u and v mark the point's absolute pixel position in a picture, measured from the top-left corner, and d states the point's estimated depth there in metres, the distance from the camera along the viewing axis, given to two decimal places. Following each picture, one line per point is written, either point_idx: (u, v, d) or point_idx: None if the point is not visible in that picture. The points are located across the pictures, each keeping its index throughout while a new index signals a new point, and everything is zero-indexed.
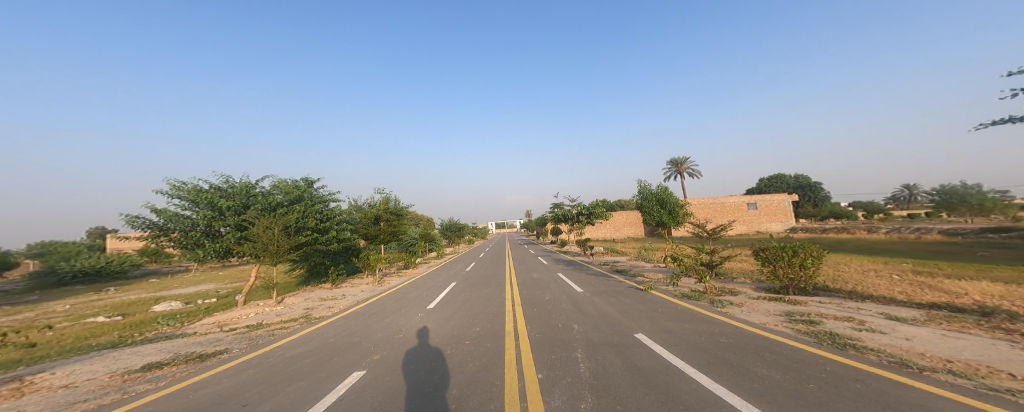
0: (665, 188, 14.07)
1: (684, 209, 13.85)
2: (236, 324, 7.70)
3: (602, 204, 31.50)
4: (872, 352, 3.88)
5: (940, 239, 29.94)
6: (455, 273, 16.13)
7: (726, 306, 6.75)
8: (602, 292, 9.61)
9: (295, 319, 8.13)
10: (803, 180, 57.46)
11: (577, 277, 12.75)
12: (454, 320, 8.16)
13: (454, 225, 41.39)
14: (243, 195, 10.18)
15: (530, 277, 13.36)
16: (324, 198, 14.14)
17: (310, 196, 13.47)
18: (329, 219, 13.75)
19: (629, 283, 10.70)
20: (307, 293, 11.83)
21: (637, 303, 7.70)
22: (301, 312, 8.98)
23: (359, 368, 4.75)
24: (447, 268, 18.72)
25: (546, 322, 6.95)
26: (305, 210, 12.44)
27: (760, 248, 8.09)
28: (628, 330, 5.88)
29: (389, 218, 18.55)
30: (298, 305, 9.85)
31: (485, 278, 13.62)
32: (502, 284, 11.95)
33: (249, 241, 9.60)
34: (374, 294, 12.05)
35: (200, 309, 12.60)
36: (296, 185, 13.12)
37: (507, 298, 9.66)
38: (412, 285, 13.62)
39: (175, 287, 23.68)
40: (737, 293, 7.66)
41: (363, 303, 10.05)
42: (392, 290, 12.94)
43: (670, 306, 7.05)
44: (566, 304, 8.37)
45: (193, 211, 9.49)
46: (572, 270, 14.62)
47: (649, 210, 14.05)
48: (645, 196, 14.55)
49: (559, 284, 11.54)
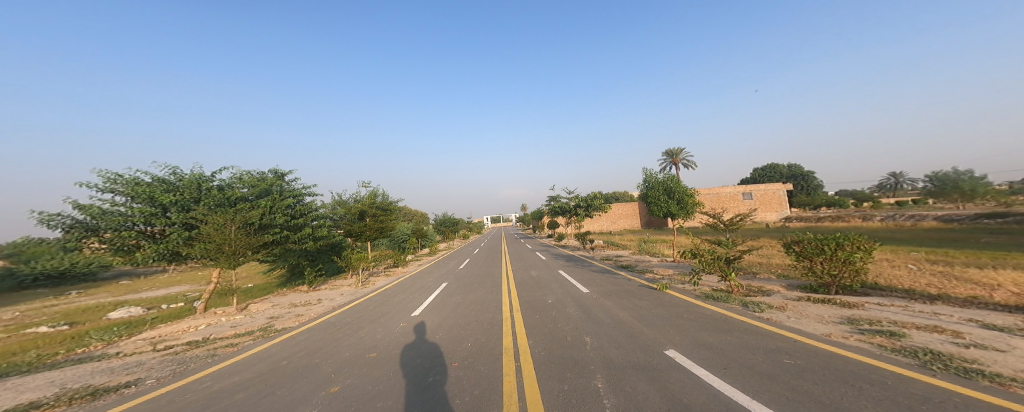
0: (672, 175, 12.96)
1: (694, 198, 12.73)
2: (175, 340, 6.40)
3: (600, 195, 30.27)
4: (1015, 383, 2.78)
5: (938, 226, 29.65)
6: (446, 272, 14.83)
7: (764, 310, 5.67)
8: (612, 293, 8.46)
9: (250, 332, 6.84)
10: (796, 170, 57.42)
11: (579, 275, 11.66)
12: (442, 330, 6.92)
13: (448, 220, 39.97)
14: (192, 189, 9.24)
15: (528, 276, 12.19)
16: (298, 191, 12.91)
17: (280, 190, 12.24)
18: (304, 214, 12.57)
19: (639, 280, 9.63)
20: (277, 299, 10.51)
21: (656, 308, 6.59)
22: (262, 323, 7.67)
23: (305, 407, 3.55)
24: (438, 266, 17.42)
25: (551, 335, 5.78)
26: (275, 205, 11.19)
27: (795, 241, 7.02)
28: (654, 346, 4.75)
29: (375, 214, 17.20)
30: (261, 313, 8.52)
31: (479, 278, 12.35)
32: (497, 286, 10.78)
33: (199, 242, 8.56)
34: (354, 298, 10.80)
35: (152, 317, 11.05)
36: (263, 177, 11.86)
37: (503, 303, 8.48)
38: (398, 287, 12.33)
39: (144, 290, 22.00)
40: (770, 293, 6.59)
41: (338, 310, 8.80)
42: (376, 292, 11.69)
43: (697, 311, 5.98)
44: (572, 310, 7.24)
45: (128, 207, 8.27)
46: (574, 267, 13.46)
47: (656, 201, 12.94)
48: (650, 186, 13.43)
49: (561, 283, 10.43)
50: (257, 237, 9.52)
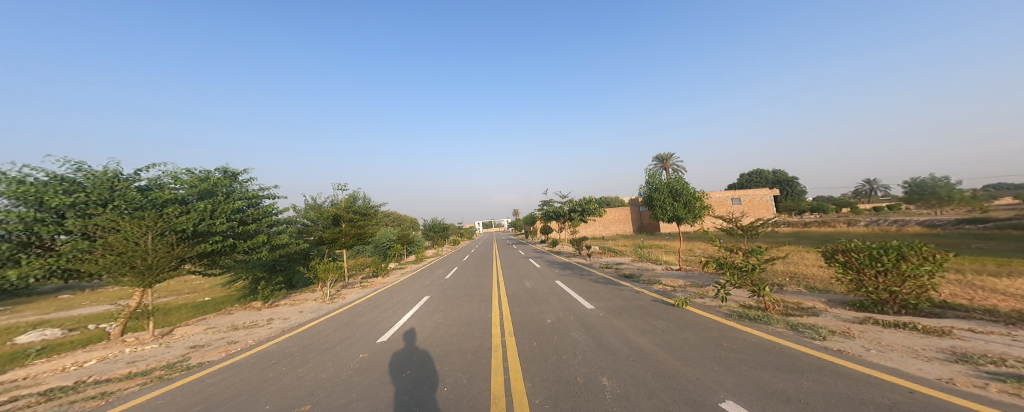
0: (678, 176, 11.89)
1: (702, 201, 11.69)
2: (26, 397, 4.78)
3: (595, 200, 29.39)
4: None
5: (925, 231, 29.81)
6: (428, 283, 13.28)
7: (824, 335, 4.51)
8: (622, 311, 7.20)
9: (148, 375, 5.24)
10: (781, 175, 58.37)
11: (578, 286, 10.40)
12: (415, 363, 5.47)
13: (436, 225, 38.21)
14: (103, 189, 8.08)
15: (521, 288, 10.84)
16: (254, 193, 11.41)
17: (230, 192, 10.74)
18: (260, 219, 11.05)
19: (650, 294, 8.40)
20: (219, 319, 8.89)
21: (681, 333, 5.35)
22: (175, 356, 6.14)
23: None
24: (421, 275, 15.81)
25: (557, 377, 4.41)
26: (219, 210, 9.69)
27: (838, 250, 5.91)
28: (701, 394, 3.48)
29: (351, 219, 15.61)
30: (183, 341, 6.99)
31: (465, 290, 10.88)
32: (486, 300, 9.38)
33: (102, 254, 7.17)
34: (316, 316, 9.24)
35: (40, 348, 8.74)
36: (208, 176, 10.37)
37: (494, 324, 7.09)
38: (371, 301, 10.75)
39: (89, 305, 19.57)
40: (819, 313, 5.46)
41: (286, 335, 7.21)
42: (343, 308, 10.10)
43: (737, 337, 4.79)
44: (579, 336, 5.91)
45: (3, 212, 7.09)
46: (571, 277, 12.15)
47: (661, 203, 11.82)
48: (654, 187, 12.30)
49: (559, 297, 9.13)
50: (184, 249, 8.14)
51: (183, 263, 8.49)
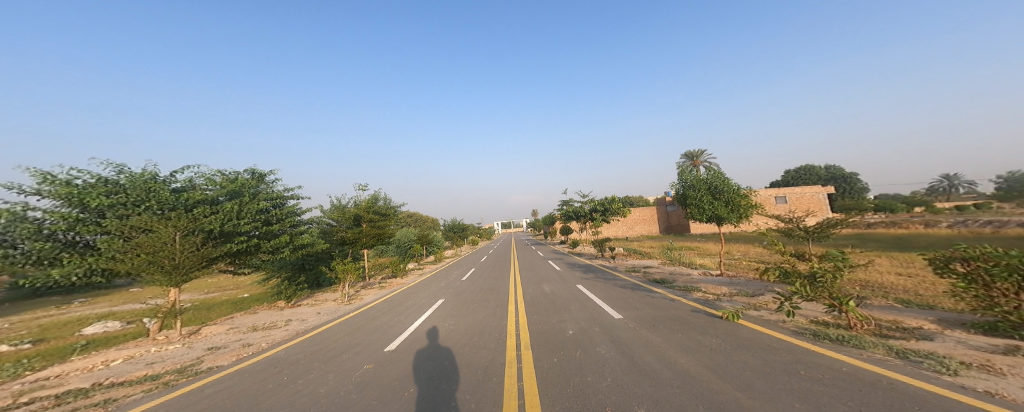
0: (718, 170, 10.43)
1: (748, 198, 10.03)
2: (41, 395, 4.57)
3: (619, 199, 27.64)
4: None
5: (1022, 232, 25.53)
6: (445, 285, 12.76)
7: (951, 368, 3.34)
8: (657, 322, 6.22)
9: (155, 379, 4.91)
10: (835, 171, 52.84)
11: (605, 291, 9.44)
12: (418, 380, 4.79)
13: (460, 226, 38.01)
14: (140, 190, 8.11)
15: (542, 292, 10.03)
16: (280, 195, 11.45)
17: (258, 193, 10.80)
18: (284, 220, 11.05)
19: (690, 303, 7.27)
20: (240, 319, 8.84)
21: (738, 352, 4.32)
22: (191, 358, 5.76)
23: None
24: (440, 277, 15.39)
25: (583, 404, 3.60)
26: (247, 210, 9.69)
27: (955, 258, 4.68)
28: None
29: (372, 219, 15.64)
30: (204, 342, 6.64)
31: (481, 294, 10.20)
32: (503, 306, 8.68)
33: (132, 254, 7.08)
34: (332, 318, 8.96)
35: (81, 343, 8.96)
36: (237, 178, 10.44)
37: (511, 335, 6.36)
38: (387, 303, 10.38)
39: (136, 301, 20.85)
40: (929, 337, 4.23)
41: (297, 340, 6.79)
42: (361, 310, 9.78)
43: (818, 363, 3.71)
44: (607, 353, 5.06)
45: (47, 213, 7.25)
46: (596, 281, 11.14)
47: (697, 202, 10.47)
48: (689, 183, 10.99)
49: (584, 303, 8.25)
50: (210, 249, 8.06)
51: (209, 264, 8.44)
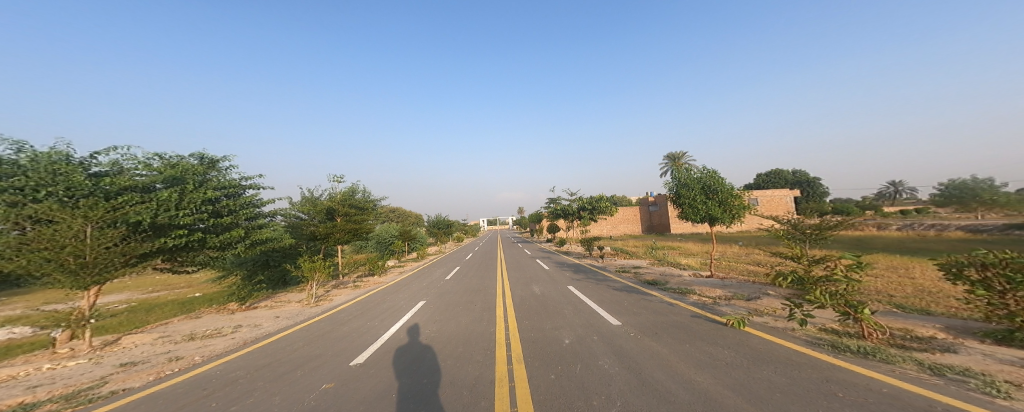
0: (710, 170, 10.21)
1: (741, 197, 9.87)
2: None
3: (605, 198, 27.55)
4: None
5: (968, 236, 27.49)
6: (425, 285, 11.92)
7: (994, 387, 3.01)
8: (658, 331, 5.78)
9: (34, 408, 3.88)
10: (802, 176, 55.56)
11: (597, 294, 8.99)
12: (388, 403, 4.06)
13: (442, 221, 36.96)
14: (44, 173, 6.89)
15: (531, 294, 9.44)
16: (235, 183, 10.20)
17: (207, 181, 9.57)
18: (238, 212, 9.82)
19: (690, 308, 6.89)
20: (180, 325, 7.66)
21: (754, 368, 3.90)
22: (93, 379, 4.76)
23: None
24: (420, 275, 14.44)
25: None
26: (187, 199, 8.48)
27: (969, 264, 4.41)
28: None
29: (347, 213, 14.55)
30: (119, 356, 5.58)
31: (465, 296, 9.47)
32: (489, 310, 8.02)
33: (26, 250, 5.92)
34: (293, 323, 7.97)
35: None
36: (182, 163, 9.20)
37: (498, 346, 5.70)
38: (360, 305, 9.50)
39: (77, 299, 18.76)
40: (952, 349, 3.93)
41: (243, 351, 5.83)
42: (327, 313, 8.80)
43: (846, 382, 3.32)
44: (609, 368, 4.53)
45: None
46: (586, 282, 10.66)
47: (691, 202, 10.23)
48: (683, 183, 10.74)
49: (577, 308, 7.73)
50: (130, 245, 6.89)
51: (133, 261, 7.27)
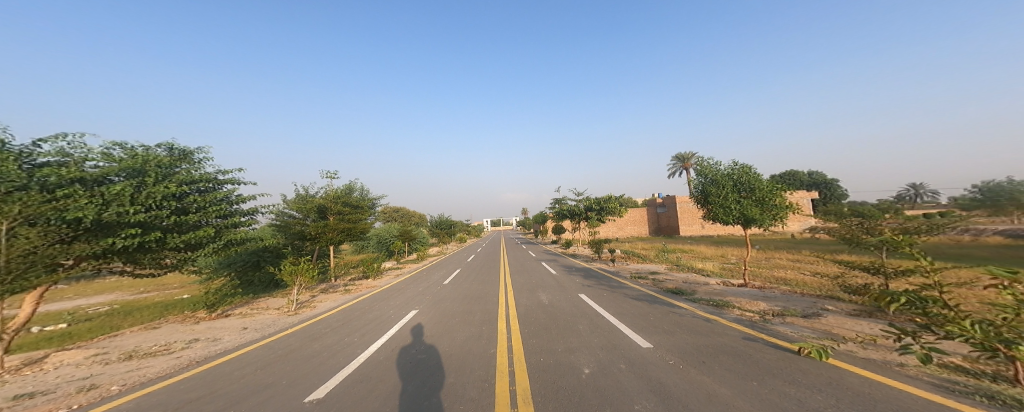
0: (742, 165, 8.89)
1: (782, 196, 8.49)
2: None
3: (614, 197, 26.14)
4: None
5: (1006, 240, 25.66)
6: (421, 290, 10.76)
7: None
8: (704, 357, 4.51)
9: None
10: (819, 177, 53.54)
11: (616, 305, 7.74)
12: None
13: (445, 222, 35.95)
14: None
15: (539, 304, 8.19)
16: (209, 177, 9.12)
17: (174, 174, 8.44)
18: (209, 209, 8.75)
19: (735, 326, 5.61)
20: (130, 340, 6.61)
21: None
22: None
23: None
24: (417, 279, 13.27)
25: None
26: (146, 193, 7.40)
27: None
28: None
29: (340, 211, 13.51)
30: (23, 384, 4.48)
31: (463, 305, 8.27)
32: (491, 324, 6.79)
33: None
34: (259, 335, 6.86)
35: None
36: (149, 153, 8.05)
37: (500, 378, 4.47)
38: (343, 314, 8.33)
39: (61, 301, 17.92)
40: None
41: (177, 379, 4.64)
42: (302, 323, 7.74)
43: None
44: None
45: None
46: (601, 290, 9.37)
47: (723, 201, 8.88)
48: (713, 179, 9.38)
49: (594, 324, 6.48)
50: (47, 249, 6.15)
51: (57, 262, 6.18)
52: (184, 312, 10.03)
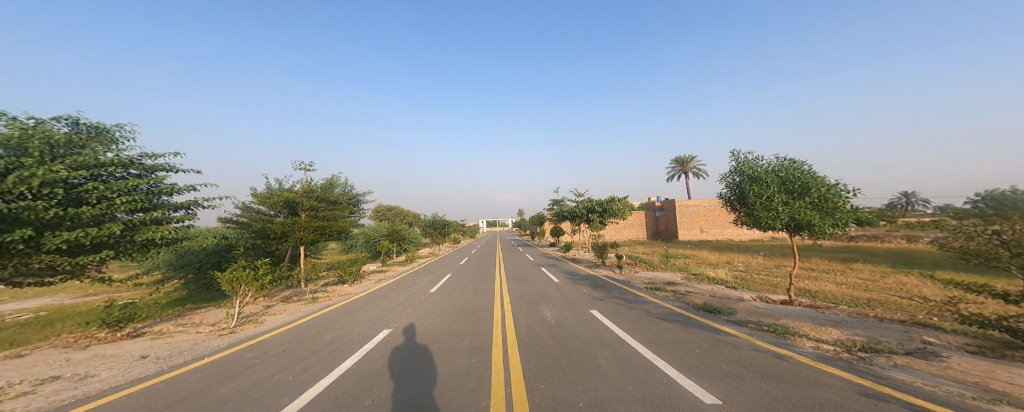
0: (791, 160, 7.38)
1: (844, 198, 6.95)
2: None
3: (618, 199, 24.50)
4: None
5: None
6: (399, 300, 9.02)
7: None
8: None
9: None
10: None
11: (643, 328, 6.10)
12: None
13: (439, 221, 34.38)
14: None
15: (544, 323, 6.49)
16: (127, 161, 7.26)
17: (75, 154, 6.55)
18: (118, 199, 6.93)
19: (829, 369, 3.99)
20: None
21: None
22: None
23: None
24: (399, 285, 11.52)
25: None
26: (17, 177, 5.56)
27: None
28: None
29: (313, 207, 11.72)
30: None
31: (448, 324, 6.54)
32: (483, 356, 5.07)
33: None
34: (150, 370, 5.23)
35: None
36: (38, 128, 6.12)
37: None
38: (292, 335, 6.55)
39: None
40: None
41: None
42: (226, 349, 6.04)
43: None
44: None
45: None
46: (617, 305, 7.69)
47: (769, 203, 7.29)
48: (755, 178, 7.77)
49: (624, 358, 4.81)
50: None
51: None
52: (83, 329, 8.41)
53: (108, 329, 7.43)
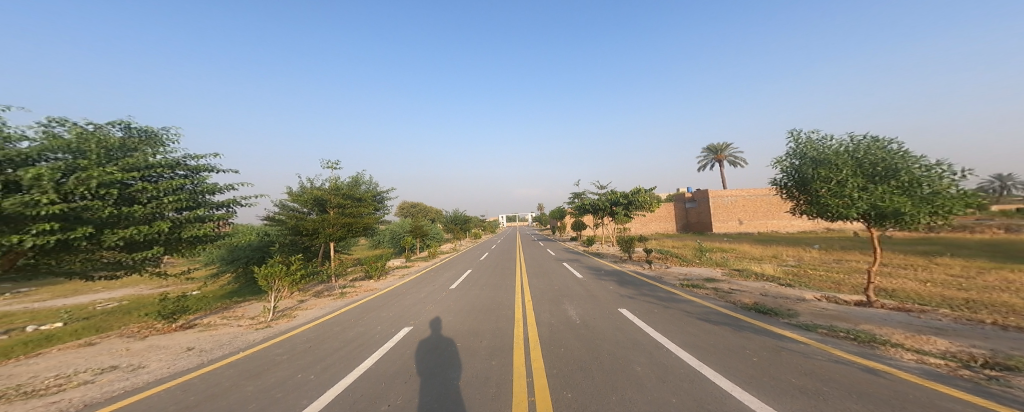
0: (872, 137, 6.18)
1: (944, 181, 5.71)
2: None
3: (645, 191, 22.95)
4: None
5: None
6: (423, 296, 8.78)
7: None
8: None
9: None
10: None
11: (688, 330, 5.37)
12: None
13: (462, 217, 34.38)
14: None
15: (575, 322, 5.93)
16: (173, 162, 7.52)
17: (127, 157, 6.82)
18: (166, 199, 7.14)
19: (947, 389, 3.12)
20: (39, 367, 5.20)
21: None
22: None
23: None
24: (424, 280, 11.37)
25: None
26: (77, 179, 5.78)
27: None
28: None
29: (340, 204, 11.86)
30: None
31: (472, 323, 6.14)
32: (509, 358, 4.61)
33: None
34: (192, 362, 5.26)
35: None
36: (93, 133, 6.40)
37: None
38: (317, 331, 6.46)
39: (65, 296, 17.42)
40: None
41: None
42: (263, 342, 6.02)
43: None
44: None
45: None
46: (655, 303, 6.95)
47: (845, 188, 6.12)
48: (823, 160, 6.59)
49: (670, 364, 4.17)
50: None
51: None
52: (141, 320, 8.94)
53: (165, 320, 7.78)
